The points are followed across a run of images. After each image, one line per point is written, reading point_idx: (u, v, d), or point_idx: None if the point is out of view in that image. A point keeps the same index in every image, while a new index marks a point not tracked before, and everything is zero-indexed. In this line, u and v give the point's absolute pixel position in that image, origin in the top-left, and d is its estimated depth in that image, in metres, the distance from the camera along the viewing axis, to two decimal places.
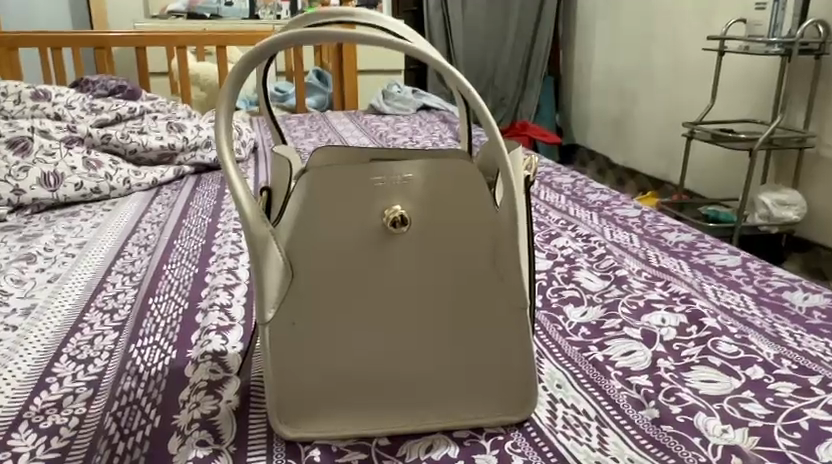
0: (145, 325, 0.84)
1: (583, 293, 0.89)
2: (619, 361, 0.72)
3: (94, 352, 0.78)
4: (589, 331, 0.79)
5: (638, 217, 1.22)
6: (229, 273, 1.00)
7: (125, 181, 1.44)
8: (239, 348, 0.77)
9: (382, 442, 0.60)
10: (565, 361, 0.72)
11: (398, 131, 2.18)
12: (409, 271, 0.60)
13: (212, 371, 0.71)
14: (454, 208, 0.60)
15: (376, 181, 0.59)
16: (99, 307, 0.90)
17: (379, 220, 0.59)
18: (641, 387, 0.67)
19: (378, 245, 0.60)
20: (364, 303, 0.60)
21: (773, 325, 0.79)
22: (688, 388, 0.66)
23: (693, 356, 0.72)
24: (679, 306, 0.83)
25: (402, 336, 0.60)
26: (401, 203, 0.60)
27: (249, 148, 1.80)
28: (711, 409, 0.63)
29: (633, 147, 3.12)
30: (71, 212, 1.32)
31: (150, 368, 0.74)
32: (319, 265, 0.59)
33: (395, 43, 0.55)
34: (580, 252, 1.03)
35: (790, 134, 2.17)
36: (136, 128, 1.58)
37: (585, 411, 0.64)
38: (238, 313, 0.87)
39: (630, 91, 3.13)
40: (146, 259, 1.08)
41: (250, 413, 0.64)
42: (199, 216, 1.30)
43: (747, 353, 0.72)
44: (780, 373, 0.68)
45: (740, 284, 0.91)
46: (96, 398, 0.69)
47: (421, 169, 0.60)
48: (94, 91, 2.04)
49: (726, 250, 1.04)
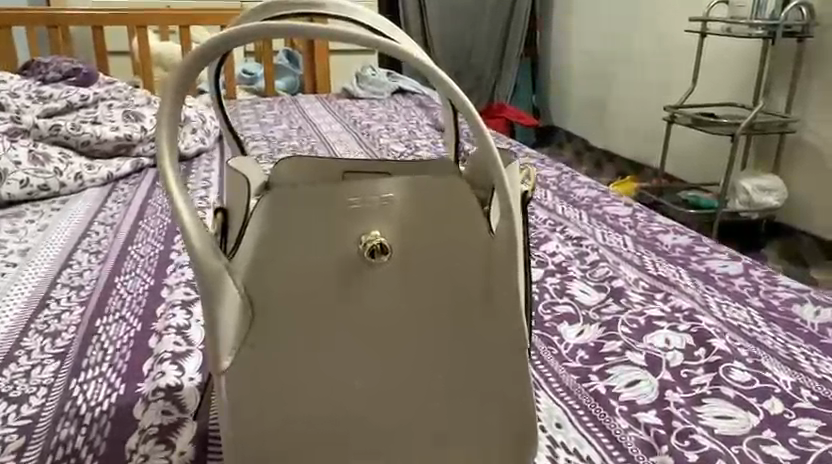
0: (90, 353, 0.75)
1: (578, 308, 0.81)
2: (623, 393, 0.65)
3: (29, 389, 0.68)
4: (587, 356, 0.71)
5: (630, 217, 1.15)
6: (188, 287, 0.90)
7: (77, 176, 1.32)
8: (197, 380, 0.68)
9: None
10: (564, 394, 0.65)
11: (373, 117, 2.07)
12: (390, 306, 0.52)
13: (165, 413, 0.63)
14: (442, 230, 0.52)
15: (350, 202, 0.51)
16: (38, 331, 0.80)
17: (355, 246, 0.51)
18: (650, 426, 0.60)
19: (355, 276, 0.51)
20: (338, 345, 0.51)
21: (786, 346, 0.72)
22: (702, 427, 0.59)
23: (704, 385, 0.65)
24: (683, 324, 0.76)
25: (384, 380, 0.52)
26: (381, 228, 0.51)
27: (214, 137, 1.69)
28: (730, 454, 0.56)
29: (612, 131, 3.06)
30: (15, 213, 1.20)
31: (94, 409, 0.65)
32: (283, 302, 0.51)
33: (371, 39, 0.45)
34: (572, 258, 0.95)
35: (772, 119, 2.10)
36: (89, 118, 1.46)
37: (589, 458, 0.56)
38: (196, 336, 0.77)
39: (608, 74, 3.05)
40: (95, 269, 0.98)
41: None
42: (157, 216, 1.20)
43: (762, 382, 0.66)
44: (800, 406, 0.62)
45: (745, 296, 0.84)
46: (28, 448, 0.59)
47: (403, 186, 0.51)
48: (45, 75, 1.90)
49: (726, 255, 0.97)
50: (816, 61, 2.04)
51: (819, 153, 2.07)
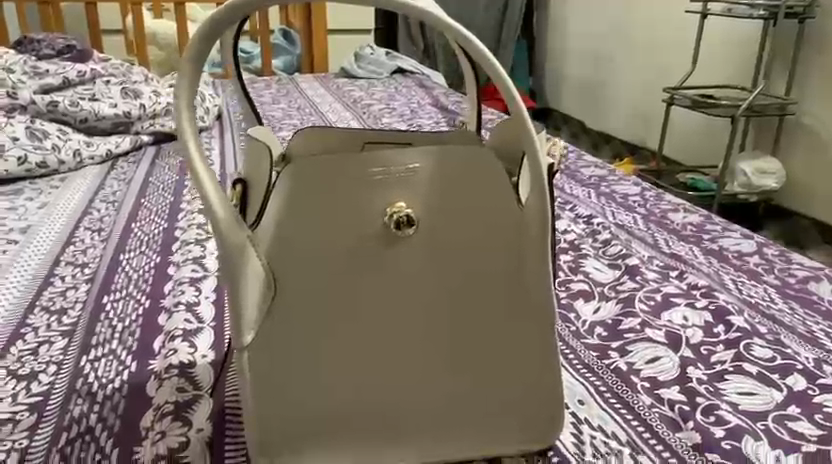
0: (99, 330, 0.73)
1: (593, 285, 0.80)
2: (644, 370, 0.64)
3: (39, 366, 0.67)
4: (606, 333, 0.70)
5: (639, 196, 1.13)
6: (195, 264, 0.88)
7: (75, 153, 1.30)
8: (211, 357, 0.67)
9: None
10: (585, 371, 0.64)
11: (373, 96, 2.05)
12: (415, 279, 0.51)
13: (179, 390, 0.62)
14: (469, 201, 0.51)
15: (375, 173, 0.49)
16: (44, 307, 0.79)
17: (381, 218, 0.50)
18: (673, 403, 0.59)
19: (380, 250, 0.50)
20: (361, 320, 0.50)
21: (804, 323, 0.72)
22: (727, 404, 0.59)
23: (725, 362, 0.65)
24: (700, 301, 0.75)
25: (407, 356, 0.51)
26: (407, 199, 0.50)
27: (213, 116, 1.67)
28: (756, 430, 0.55)
29: (608, 112, 3.04)
30: (14, 190, 1.18)
31: (105, 386, 0.63)
32: (307, 275, 0.49)
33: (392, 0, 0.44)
34: (583, 236, 0.94)
35: (771, 101, 2.09)
36: (86, 95, 1.42)
37: (615, 435, 0.56)
38: (206, 312, 0.76)
39: (605, 55, 3.02)
40: (99, 247, 0.96)
41: (225, 444, 0.55)
42: (159, 194, 1.18)
43: (784, 359, 0.65)
44: (824, 382, 0.61)
45: (760, 274, 0.83)
46: (41, 425, 0.58)
47: (430, 157, 0.50)
48: (39, 52, 1.86)
49: (738, 234, 0.96)
50: (816, 42, 2.01)
51: (816, 135, 2.05)
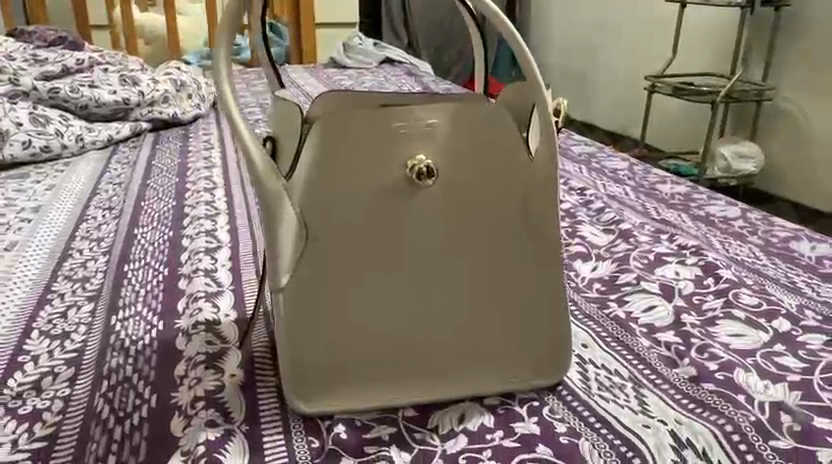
0: (124, 294, 0.77)
1: (590, 248, 0.85)
2: (641, 318, 0.69)
3: (69, 327, 0.70)
4: (604, 287, 0.75)
5: (627, 170, 1.19)
6: (208, 237, 0.92)
7: (78, 138, 1.32)
8: (234, 316, 0.71)
9: (409, 414, 0.55)
10: (586, 320, 0.69)
11: (364, 85, 2.08)
12: (435, 228, 0.55)
13: (208, 343, 0.65)
14: (483, 153, 0.55)
15: (398, 127, 0.53)
16: (66, 277, 0.82)
17: (402, 169, 0.54)
18: (670, 344, 0.64)
19: (402, 199, 0.54)
20: (385, 265, 0.54)
21: (788, 275, 0.77)
22: (718, 343, 0.64)
23: (716, 309, 0.70)
24: (691, 259, 0.81)
25: (428, 299, 0.55)
26: (427, 152, 0.54)
27: (209, 104, 1.69)
28: (746, 365, 0.60)
29: (591, 100, 3.10)
30: (20, 174, 1.20)
31: (137, 342, 0.67)
32: (336, 224, 0.53)
33: None
34: (578, 206, 0.99)
35: (749, 88, 2.14)
36: (86, 82, 1.45)
37: (617, 371, 0.60)
38: (225, 278, 0.80)
39: (586, 45, 3.08)
40: (112, 223, 0.99)
41: (257, 387, 0.58)
42: (164, 176, 1.21)
43: (769, 305, 0.70)
44: (806, 324, 0.67)
45: (745, 235, 0.89)
46: (80, 376, 0.62)
47: (447, 112, 0.54)
48: (30, 43, 1.87)
49: (724, 201, 1.02)
50: (789, 29, 2.09)
51: (791, 119, 2.12)
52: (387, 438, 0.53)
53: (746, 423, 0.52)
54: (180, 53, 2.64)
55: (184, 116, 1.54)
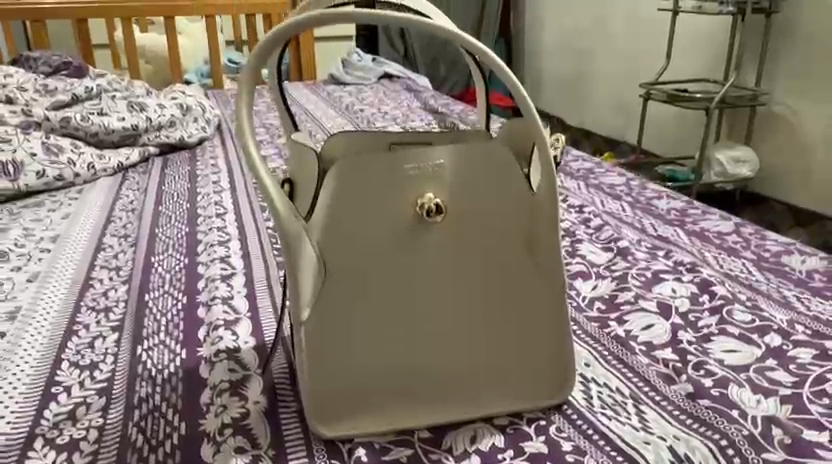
0: (147, 324, 0.80)
1: (590, 266, 0.89)
2: (640, 336, 0.73)
3: (97, 357, 0.74)
4: (604, 306, 0.79)
5: (624, 185, 1.22)
6: (223, 263, 0.96)
7: (89, 166, 1.36)
8: (253, 343, 0.74)
9: (424, 435, 0.59)
10: (588, 339, 0.73)
11: (364, 101, 2.12)
12: (443, 260, 0.59)
13: (231, 371, 0.69)
14: (488, 189, 0.59)
15: (409, 169, 0.57)
16: (90, 307, 0.85)
17: (413, 208, 0.58)
18: (668, 361, 0.68)
19: (413, 236, 0.58)
20: (398, 297, 0.58)
21: (779, 290, 0.81)
22: (713, 359, 0.67)
23: (711, 326, 0.74)
24: (686, 275, 0.84)
25: (440, 327, 0.59)
26: (435, 191, 0.58)
27: (215, 125, 1.72)
28: (740, 380, 0.64)
29: (587, 107, 3.13)
30: (35, 203, 1.23)
31: (163, 371, 0.70)
32: (352, 260, 0.57)
33: (412, 20, 0.53)
34: (577, 224, 1.03)
35: (742, 93, 2.16)
36: (95, 110, 1.49)
37: (619, 389, 0.64)
38: (241, 304, 0.84)
39: (580, 54, 3.12)
40: (129, 251, 1.03)
41: (280, 413, 0.62)
42: (175, 201, 1.25)
43: (762, 320, 0.74)
44: (797, 338, 0.71)
45: (738, 250, 0.93)
46: (112, 405, 0.65)
47: (454, 153, 0.58)
48: (37, 69, 1.92)
49: (717, 216, 1.05)
50: (781, 32, 2.10)
51: (785, 123, 2.13)
52: (405, 459, 0.56)
53: (741, 437, 0.56)
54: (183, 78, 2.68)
55: (191, 140, 1.58)
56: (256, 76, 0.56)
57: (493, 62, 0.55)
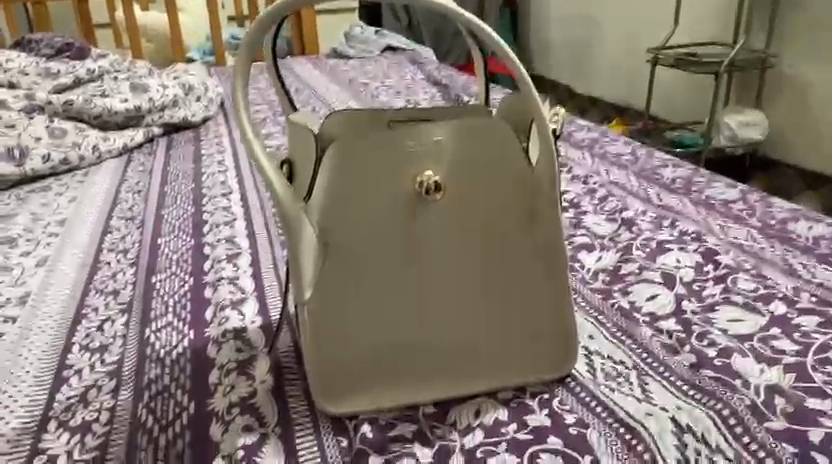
0: (154, 306, 0.81)
1: (594, 238, 0.89)
2: (644, 306, 0.73)
3: (107, 340, 0.75)
4: (608, 277, 0.79)
5: (629, 154, 1.21)
6: (229, 243, 0.96)
7: (94, 148, 1.36)
8: (260, 322, 0.75)
9: (428, 410, 0.60)
10: (592, 310, 0.73)
11: (367, 75, 2.10)
12: (445, 237, 0.59)
13: (238, 350, 0.70)
14: (488, 165, 0.59)
15: (409, 146, 0.57)
16: (98, 290, 0.86)
17: (413, 185, 0.57)
18: (672, 332, 0.68)
19: (413, 213, 0.58)
20: (400, 274, 0.59)
21: (784, 258, 0.81)
22: (717, 329, 0.68)
23: (715, 295, 0.74)
24: (691, 245, 0.84)
25: (442, 305, 0.59)
26: (434, 168, 0.58)
27: (218, 103, 1.71)
28: (744, 349, 0.64)
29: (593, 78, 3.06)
30: (43, 187, 1.24)
31: (171, 352, 0.71)
32: (353, 239, 0.57)
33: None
34: (582, 195, 1.03)
35: (752, 55, 2.11)
36: (98, 92, 1.49)
37: (621, 360, 0.64)
38: (248, 284, 0.84)
39: (585, 19, 3.05)
40: (136, 233, 1.03)
41: (287, 391, 0.63)
42: (180, 182, 1.25)
43: (766, 289, 0.74)
44: (802, 306, 0.70)
45: (744, 218, 0.92)
46: (122, 387, 0.66)
47: (453, 130, 0.58)
48: (38, 51, 1.91)
49: (723, 184, 1.05)
50: None
51: (797, 84, 2.07)
52: (410, 435, 0.57)
53: (743, 407, 0.56)
54: (184, 58, 2.66)
55: (194, 119, 1.57)
56: (251, 55, 0.56)
57: (492, 37, 0.55)
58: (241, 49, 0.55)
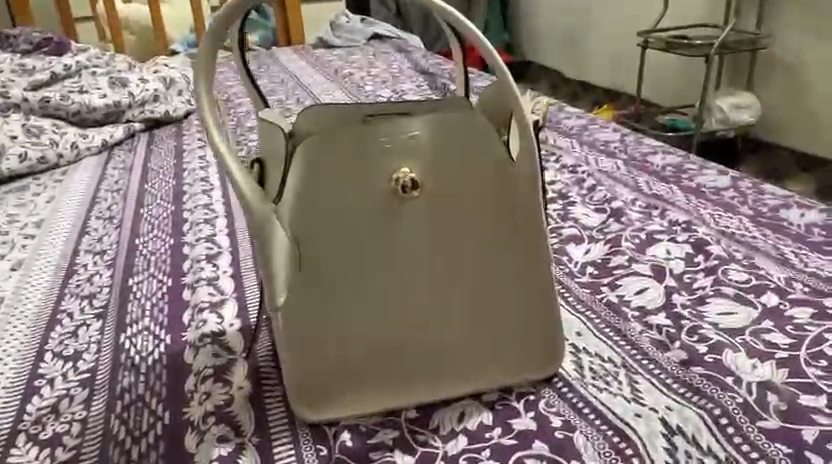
0: (130, 310, 0.79)
1: (582, 230, 0.87)
2: (634, 301, 0.71)
3: (80, 347, 0.73)
4: (596, 271, 0.77)
5: (619, 141, 1.19)
6: (208, 243, 0.94)
7: (73, 146, 1.33)
8: (238, 325, 0.73)
9: (411, 415, 0.58)
10: (579, 306, 0.71)
11: (353, 64, 2.06)
12: (424, 236, 0.57)
13: (215, 356, 0.67)
14: (467, 159, 0.56)
15: (383, 142, 0.55)
16: (74, 294, 0.84)
17: (389, 182, 0.55)
18: (661, 327, 0.66)
19: (389, 213, 0.56)
20: (378, 275, 0.56)
21: (777, 246, 0.79)
22: (708, 324, 0.66)
23: (706, 287, 0.72)
24: (681, 235, 0.82)
25: (422, 306, 0.57)
26: (410, 164, 0.56)
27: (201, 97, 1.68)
28: (735, 344, 0.62)
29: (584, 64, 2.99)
30: (19, 187, 1.21)
31: (146, 359, 0.69)
32: (328, 240, 0.55)
33: None
34: (570, 185, 1.00)
35: (743, 37, 2.07)
36: (75, 88, 1.46)
37: (610, 359, 0.62)
38: (227, 285, 0.82)
39: (574, 3, 3.00)
40: (114, 234, 1.01)
41: (265, 398, 0.61)
42: (160, 179, 1.22)
43: (758, 279, 0.72)
44: (794, 297, 0.69)
45: (736, 206, 0.90)
46: (95, 397, 0.64)
47: (429, 124, 0.55)
48: (16, 47, 1.86)
49: (715, 171, 1.03)
50: None
51: (787, 69, 2.05)
52: (391, 442, 0.55)
53: (734, 406, 0.54)
54: (168, 48, 2.59)
55: (176, 114, 1.54)
56: (216, 49, 0.54)
57: (466, 26, 0.53)
58: (205, 45, 0.53)
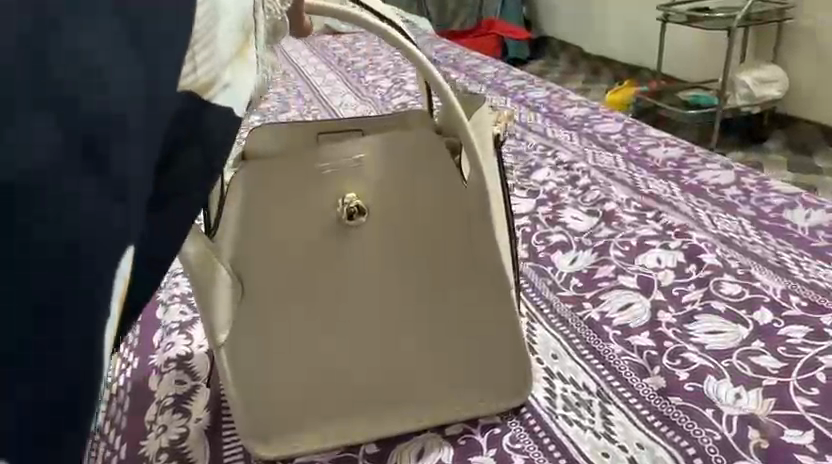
0: None
1: (571, 236, 0.82)
2: (617, 318, 0.66)
3: None
4: (581, 283, 0.73)
5: (621, 133, 1.13)
6: None
7: None
8: (207, 347, 0.70)
9: (369, 451, 0.54)
10: (558, 324, 0.67)
11: (358, 52, 1.99)
12: (374, 265, 0.53)
13: (178, 382, 0.65)
14: (417, 182, 0.53)
15: (324, 168, 0.51)
16: None
17: (334, 210, 0.52)
18: (642, 349, 0.62)
19: (336, 241, 0.52)
20: (329, 307, 0.54)
21: (777, 253, 0.73)
22: (693, 345, 0.61)
23: (695, 302, 0.67)
24: (674, 242, 0.77)
25: (375, 337, 0.55)
26: (356, 190, 0.52)
27: None
28: (720, 369, 0.58)
29: (588, 32, 2.73)
30: None
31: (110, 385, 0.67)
32: (271, 272, 0.52)
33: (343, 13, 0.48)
34: (563, 184, 0.95)
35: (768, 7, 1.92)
36: None
37: (585, 385, 0.59)
38: None
39: None
40: None
41: (223, 430, 0.59)
42: None
43: (752, 292, 0.67)
44: (790, 313, 0.64)
45: (736, 206, 0.85)
46: None
47: (374, 147, 0.52)
48: None
49: (718, 165, 0.97)
50: None
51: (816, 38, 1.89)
52: None
53: (710, 444, 0.51)
54: None
55: None
56: None
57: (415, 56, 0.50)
58: None
